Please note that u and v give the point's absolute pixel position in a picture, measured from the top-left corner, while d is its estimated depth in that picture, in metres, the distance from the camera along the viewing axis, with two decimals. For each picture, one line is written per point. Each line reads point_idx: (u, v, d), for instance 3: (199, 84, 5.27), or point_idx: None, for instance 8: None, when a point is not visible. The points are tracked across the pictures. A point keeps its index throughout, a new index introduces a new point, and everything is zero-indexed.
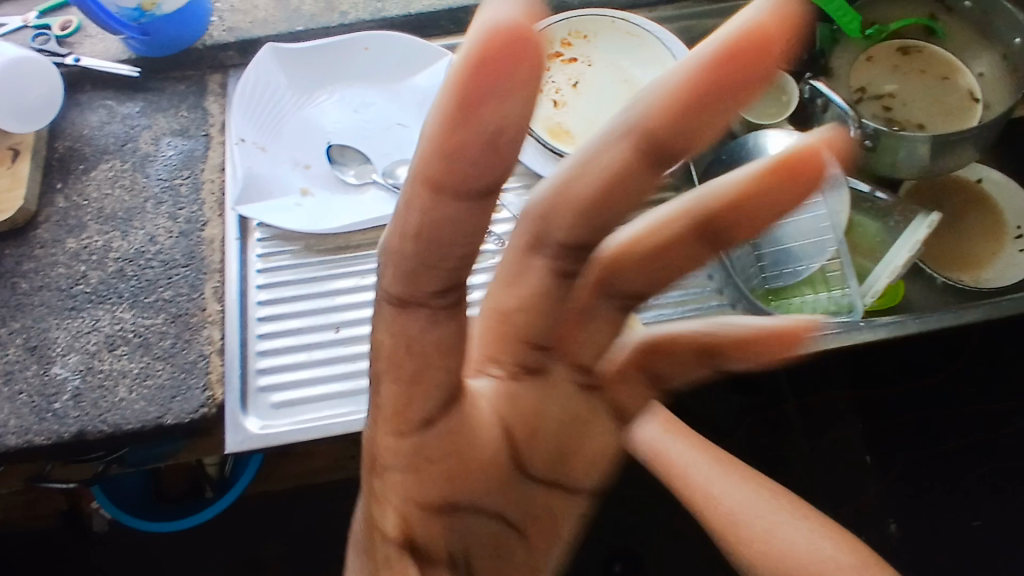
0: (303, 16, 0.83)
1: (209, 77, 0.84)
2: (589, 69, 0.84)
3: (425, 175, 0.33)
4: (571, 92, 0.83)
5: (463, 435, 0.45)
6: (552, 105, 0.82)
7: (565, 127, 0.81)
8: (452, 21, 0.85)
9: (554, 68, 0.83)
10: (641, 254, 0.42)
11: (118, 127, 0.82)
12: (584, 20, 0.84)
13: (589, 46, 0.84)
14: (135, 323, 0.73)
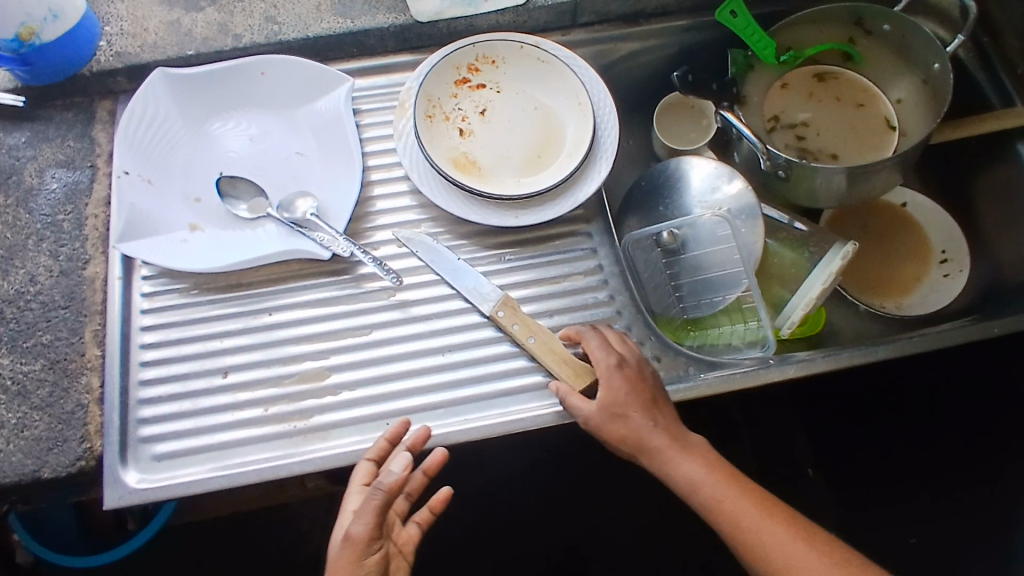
0: (193, 40, 0.79)
1: (98, 104, 0.80)
2: (499, 96, 0.82)
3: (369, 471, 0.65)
4: (480, 121, 0.81)
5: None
6: (460, 134, 0.80)
7: (472, 158, 0.79)
8: (355, 44, 0.82)
9: (462, 95, 0.81)
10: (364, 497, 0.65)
11: (1, 158, 0.78)
12: (492, 44, 0.81)
13: (500, 72, 0.82)
14: (11, 370, 0.69)
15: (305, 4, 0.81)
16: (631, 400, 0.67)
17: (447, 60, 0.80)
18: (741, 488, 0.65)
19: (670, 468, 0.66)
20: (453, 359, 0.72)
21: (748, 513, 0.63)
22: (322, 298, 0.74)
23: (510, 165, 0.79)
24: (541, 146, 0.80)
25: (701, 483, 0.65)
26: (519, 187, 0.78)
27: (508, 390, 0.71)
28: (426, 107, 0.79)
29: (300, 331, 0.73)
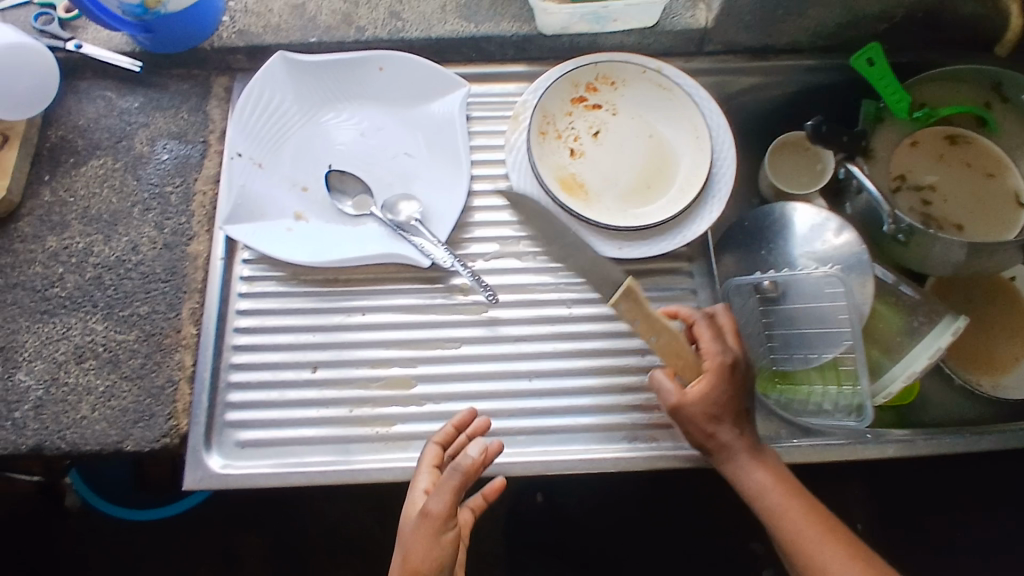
0: (316, 27, 0.78)
1: (214, 79, 0.80)
2: (614, 119, 0.79)
3: (429, 457, 0.64)
4: (593, 143, 0.78)
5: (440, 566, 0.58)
6: (571, 155, 0.78)
7: (580, 181, 0.77)
8: (474, 49, 0.80)
9: (577, 114, 0.79)
10: (420, 481, 0.62)
11: (113, 121, 0.78)
12: (615, 64, 0.78)
13: (618, 94, 0.79)
14: (105, 337, 0.70)
15: (430, 3, 0.80)
16: (732, 399, 0.64)
17: (567, 77, 0.78)
18: (804, 504, 0.64)
19: (740, 472, 0.65)
20: (540, 386, 0.71)
21: (808, 531, 0.63)
22: (416, 304, 0.73)
23: (618, 192, 0.77)
24: (652, 175, 0.77)
25: (768, 492, 0.64)
26: (626, 216, 0.75)
27: (592, 425, 0.70)
28: (540, 122, 0.77)
29: (391, 335, 0.72)
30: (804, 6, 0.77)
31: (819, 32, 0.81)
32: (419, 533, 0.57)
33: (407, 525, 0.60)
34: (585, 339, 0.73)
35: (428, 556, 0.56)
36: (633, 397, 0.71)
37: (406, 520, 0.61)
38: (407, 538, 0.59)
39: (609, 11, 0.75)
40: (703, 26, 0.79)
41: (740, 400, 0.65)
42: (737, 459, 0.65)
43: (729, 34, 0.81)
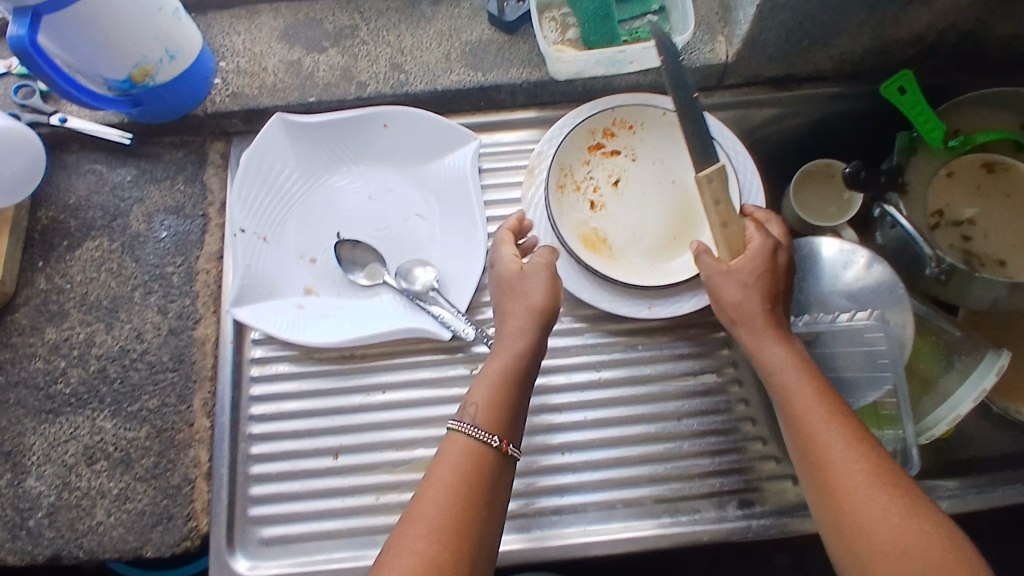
0: (315, 84, 0.74)
1: (209, 145, 0.76)
2: (634, 166, 0.74)
3: (505, 238, 0.66)
4: (613, 192, 0.74)
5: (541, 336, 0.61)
6: (592, 207, 0.73)
7: (602, 235, 0.73)
8: (484, 98, 0.76)
9: (595, 162, 0.74)
10: (506, 248, 0.65)
11: (106, 197, 0.73)
12: (633, 107, 0.74)
13: (637, 138, 0.75)
14: (115, 435, 0.66)
15: (434, 51, 0.75)
16: (762, 277, 0.62)
17: (584, 124, 0.73)
18: (823, 392, 0.58)
19: (762, 346, 0.61)
20: (574, 460, 0.68)
21: (818, 412, 0.56)
22: (437, 378, 0.69)
23: (643, 245, 0.73)
24: (677, 226, 0.73)
25: (787, 370, 0.59)
26: (653, 272, 0.71)
27: (629, 498, 0.67)
28: (558, 176, 0.72)
29: (412, 414, 0.68)
30: (832, 37, 0.72)
31: (846, 59, 0.77)
32: (531, 283, 0.61)
33: (506, 289, 0.62)
34: (616, 406, 0.70)
35: (548, 291, 0.61)
36: (670, 466, 0.69)
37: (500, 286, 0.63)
38: (514, 292, 0.62)
39: (626, 54, 0.71)
40: (724, 61, 0.75)
41: (778, 285, 0.63)
42: (759, 336, 0.62)
43: (751, 68, 0.76)
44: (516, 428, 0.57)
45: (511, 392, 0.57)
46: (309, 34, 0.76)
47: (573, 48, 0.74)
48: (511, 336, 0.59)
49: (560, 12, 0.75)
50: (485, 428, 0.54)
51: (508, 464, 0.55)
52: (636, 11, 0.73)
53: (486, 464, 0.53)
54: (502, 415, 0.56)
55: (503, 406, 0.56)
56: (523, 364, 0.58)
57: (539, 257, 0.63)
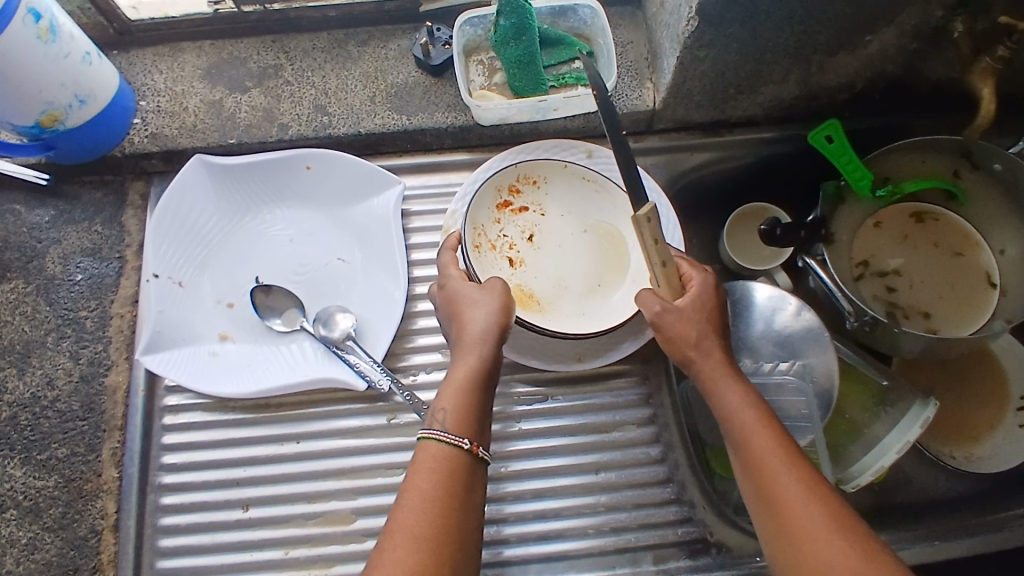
0: (237, 126, 0.73)
1: (130, 184, 0.75)
2: (545, 219, 0.72)
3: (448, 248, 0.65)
4: (530, 249, 0.71)
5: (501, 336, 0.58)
6: (512, 265, 0.70)
7: (528, 292, 0.69)
8: (409, 140, 0.75)
9: (505, 221, 0.71)
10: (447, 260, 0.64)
11: (22, 238, 0.72)
12: (534, 162, 0.71)
13: (543, 193, 0.72)
14: (23, 484, 0.65)
15: (358, 93, 0.74)
16: (709, 314, 0.61)
17: (489, 183, 0.69)
18: (777, 432, 0.55)
19: (716, 385, 0.59)
20: (491, 513, 0.67)
21: (775, 451, 0.54)
22: (351, 428, 0.69)
23: (572, 300, 0.69)
24: (602, 273, 0.70)
25: (743, 407, 0.57)
26: (586, 322, 0.68)
27: (543, 552, 0.67)
28: (472, 237, 0.68)
29: (326, 465, 0.67)
30: (757, 84, 0.72)
31: (774, 105, 0.77)
32: (487, 293, 0.59)
33: (460, 303, 0.59)
34: (533, 457, 0.69)
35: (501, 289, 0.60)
36: (588, 520, 0.68)
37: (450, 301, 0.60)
38: (468, 302, 0.59)
39: (551, 103, 0.71)
40: (651, 107, 0.74)
41: (722, 325, 0.62)
42: (714, 373, 0.59)
43: (678, 113, 0.76)
44: (484, 433, 0.54)
45: (478, 395, 0.54)
46: (232, 74, 0.75)
47: (498, 93, 0.73)
48: (475, 341, 0.56)
49: (487, 55, 0.74)
50: (454, 429, 0.51)
51: (480, 466, 0.52)
52: (563, 56, 0.72)
53: (460, 467, 0.50)
54: (472, 417, 0.53)
55: (474, 408, 0.53)
56: (488, 367, 0.55)
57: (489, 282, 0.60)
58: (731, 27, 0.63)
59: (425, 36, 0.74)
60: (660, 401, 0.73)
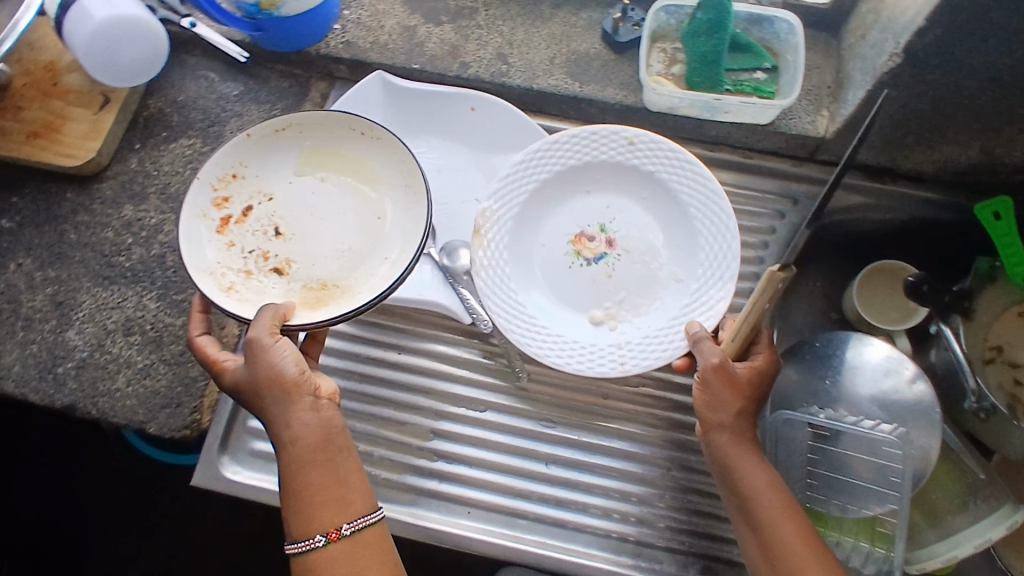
0: (423, 53, 0.78)
1: (314, 83, 0.81)
2: (278, 204, 0.69)
3: (199, 336, 0.63)
4: (282, 242, 0.68)
5: (306, 403, 0.58)
6: (279, 273, 0.66)
7: (320, 283, 0.66)
8: (575, 108, 0.77)
9: (237, 236, 0.66)
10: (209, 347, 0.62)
11: (210, 103, 0.79)
12: (220, 159, 0.66)
13: (251, 180, 0.68)
14: (155, 316, 0.72)
15: (541, 51, 0.77)
16: (749, 393, 0.62)
17: (191, 216, 0.64)
18: (800, 520, 0.58)
19: (744, 463, 0.61)
20: (556, 474, 0.70)
21: (797, 541, 0.57)
22: (449, 355, 0.74)
23: (366, 257, 0.67)
24: (371, 208, 0.69)
25: (765, 491, 0.59)
26: (394, 259, 0.66)
27: (592, 526, 0.69)
28: (216, 281, 0.63)
29: (418, 381, 0.73)
30: (936, 141, 0.71)
31: (947, 167, 0.75)
32: (258, 365, 0.58)
33: (245, 390, 0.59)
34: (609, 436, 0.71)
35: (273, 360, 0.58)
36: (645, 510, 0.69)
37: (235, 392, 0.59)
38: (247, 388, 0.58)
39: (723, 103, 0.71)
40: (822, 135, 0.74)
41: (755, 406, 0.62)
42: (737, 452, 0.61)
43: (846, 151, 0.75)
44: (344, 494, 0.58)
45: (316, 477, 0.57)
46: (431, 6, 0.80)
47: (674, 83, 0.74)
48: (281, 430, 0.58)
49: (672, 45, 0.75)
50: (304, 534, 0.57)
51: (363, 531, 0.58)
52: (748, 63, 0.73)
53: (347, 556, 0.57)
54: (317, 509, 0.57)
55: (318, 501, 0.57)
56: (306, 441, 0.58)
57: (256, 323, 0.58)
58: (932, 74, 0.62)
59: (619, 13, 0.76)
60: None
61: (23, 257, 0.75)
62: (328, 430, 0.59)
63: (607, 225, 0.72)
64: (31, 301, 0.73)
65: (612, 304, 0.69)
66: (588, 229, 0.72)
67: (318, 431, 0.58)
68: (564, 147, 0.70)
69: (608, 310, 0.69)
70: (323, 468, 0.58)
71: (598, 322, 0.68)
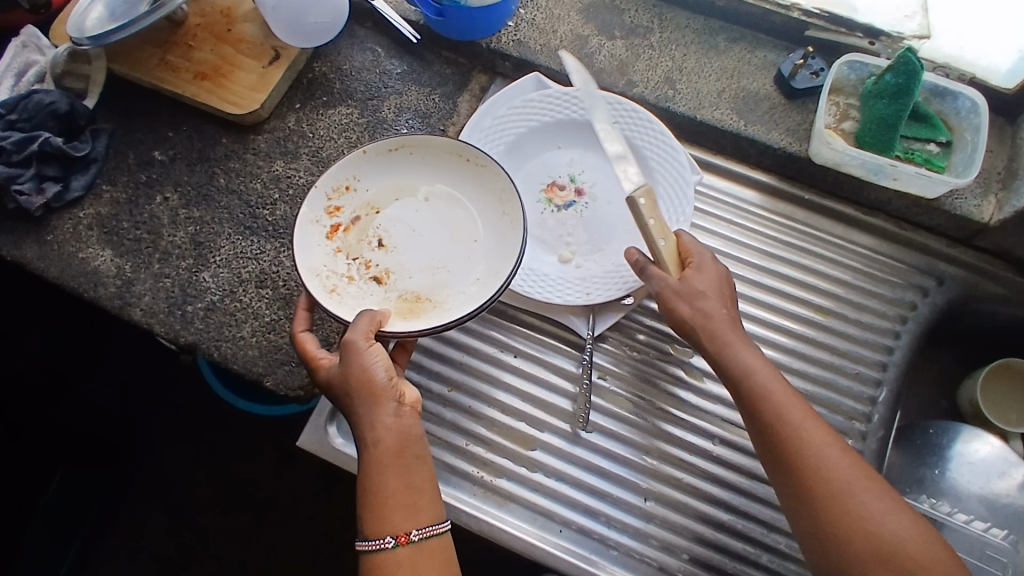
0: (591, 65, 0.78)
1: (475, 74, 0.82)
2: (381, 219, 0.69)
3: (299, 331, 0.63)
4: (383, 253, 0.68)
5: (393, 411, 0.58)
6: (378, 282, 0.67)
7: (411, 293, 0.66)
8: (732, 144, 0.77)
9: (342, 245, 0.67)
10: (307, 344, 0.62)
11: (373, 76, 0.81)
12: (338, 170, 0.67)
13: (361, 194, 0.69)
14: (288, 274, 0.73)
15: (710, 83, 0.77)
16: (718, 291, 0.63)
17: (306, 221, 0.65)
18: (791, 399, 0.59)
19: (727, 349, 0.61)
20: (652, 510, 0.69)
21: (800, 423, 0.58)
22: (562, 370, 0.73)
23: (458, 276, 0.67)
24: (465, 229, 0.69)
25: (756, 373, 0.60)
26: (484, 282, 0.65)
27: (680, 570, 0.68)
28: (321, 283, 0.64)
29: (528, 389, 0.73)
30: None
31: None
32: (350, 367, 0.58)
33: (335, 390, 0.59)
34: (709, 482, 0.71)
35: (365, 366, 0.58)
36: (736, 565, 0.68)
37: (326, 389, 0.60)
38: (337, 387, 0.59)
39: (895, 170, 0.70)
40: (985, 222, 0.72)
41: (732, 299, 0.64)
42: (726, 338, 0.62)
43: (1005, 241, 0.73)
44: (417, 504, 0.58)
45: (395, 482, 0.57)
46: (606, 19, 0.80)
47: (843, 138, 0.73)
48: (366, 433, 0.58)
49: (846, 100, 0.74)
50: (376, 534, 0.57)
51: (429, 543, 0.58)
52: (923, 133, 0.71)
53: (411, 562, 0.57)
54: (390, 514, 0.57)
55: (392, 504, 0.57)
56: (389, 446, 0.58)
57: (353, 330, 0.58)
58: None
59: (801, 58, 0.75)
60: None
61: (170, 191, 0.76)
62: (409, 438, 0.59)
63: (575, 176, 0.75)
64: (171, 236, 0.75)
65: (573, 243, 0.72)
66: (558, 179, 0.75)
67: (402, 439, 0.58)
68: (538, 102, 0.75)
69: (574, 249, 0.72)
70: (400, 474, 0.58)
71: (566, 261, 0.71)
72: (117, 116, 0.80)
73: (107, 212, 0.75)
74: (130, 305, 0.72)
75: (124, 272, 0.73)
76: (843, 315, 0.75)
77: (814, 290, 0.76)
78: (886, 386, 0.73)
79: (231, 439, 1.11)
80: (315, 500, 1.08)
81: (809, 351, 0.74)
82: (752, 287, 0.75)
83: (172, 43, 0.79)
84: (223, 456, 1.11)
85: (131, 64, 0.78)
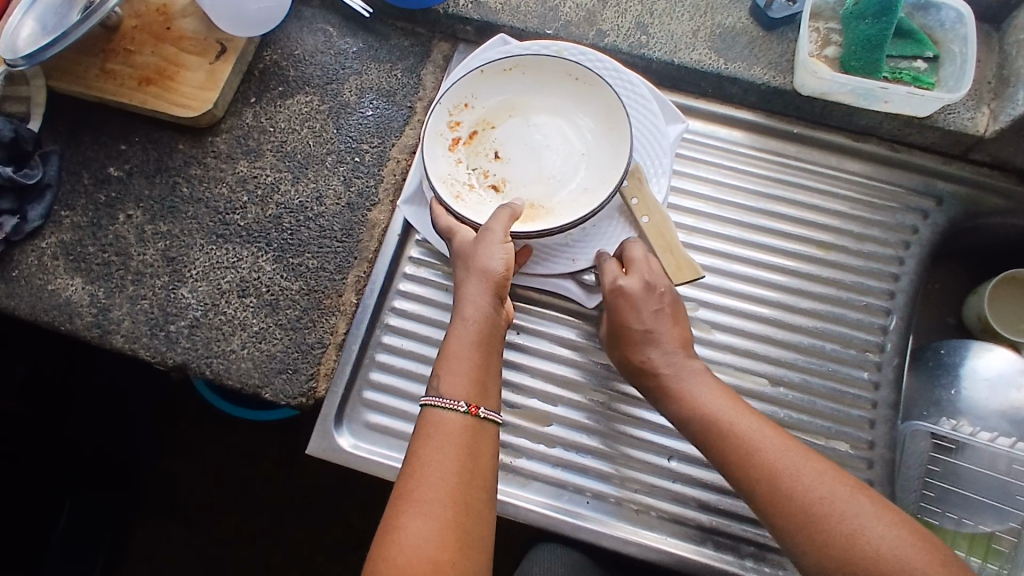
0: (556, 20, 0.74)
1: (437, 43, 0.78)
2: (500, 133, 0.67)
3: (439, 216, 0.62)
4: (501, 165, 0.67)
5: (495, 291, 0.57)
6: (496, 190, 0.66)
7: (524, 203, 0.65)
8: (714, 85, 0.74)
9: (463, 158, 0.66)
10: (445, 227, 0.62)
11: (329, 59, 0.76)
12: (456, 86, 0.65)
13: (480, 111, 0.67)
14: (270, 279, 0.70)
15: (683, 23, 0.73)
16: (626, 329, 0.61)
17: (431, 133, 0.64)
18: (737, 434, 0.56)
19: (664, 398, 0.60)
20: (677, 470, 0.68)
21: (749, 452, 0.55)
22: (567, 340, 0.71)
23: (565, 190, 0.66)
24: (575, 144, 0.67)
25: (697, 408, 0.58)
26: (592, 194, 0.64)
27: (711, 525, 0.67)
28: (447, 187, 0.64)
29: (536, 365, 0.70)
30: None
31: None
32: (481, 245, 0.58)
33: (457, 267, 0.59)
34: None
35: (495, 250, 0.57)
36: None
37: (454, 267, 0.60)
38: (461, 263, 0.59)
39: (885, 93, 0.67)
40: (981, 133, 0.70)
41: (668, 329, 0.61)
42: (668, 383, 0.60)
43: (1001, 151, 0.71)
44: (485, 388, 0.55)
45: (478, 359, 0.56)
46: None
47: (828, 66, 0.69)
48: (462, 308, 0.57)
49: (826, 25, 0.70)
50: (451, 395, 0.54)
51: (485, 425, 0.54)
52: (908, 50, 0.68)
53: (470, 434, 0.53)
54: (463, 380, 0.55)
55: (460, 372, 0.55)
56: (475, 325, 0.56)
57: (495, 217, 0.59)
58: None
59: None
60: (880, 433, 0.70)
61: (133, 208, 0.72)
62: (495, 325, 0.57)
63: None
64: (141, 255, 0.71)
65: None
66: None
67: (493, 320, 0.57)
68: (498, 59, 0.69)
69: None
70: (475, 347, 0.56)
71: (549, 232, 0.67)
72: (65, 136, 0.75)
73: (71, 238, 0.71)
74: (110, 332, 0.68)
75: (98, 299, 0.69)
76: (846, 247, 0.73)
77: (813, 225, 0.74)
78: (895, 314, 0.72)
79: (238, 447, 1.09)
80: (329, 497, 1.07)
81: (816, 287, 0.72)
82: (750, 230, 0.73)
83: (109, 50, 0.73)
84: (232, 466, 1.08)
85: (70, 79, 0.73)
